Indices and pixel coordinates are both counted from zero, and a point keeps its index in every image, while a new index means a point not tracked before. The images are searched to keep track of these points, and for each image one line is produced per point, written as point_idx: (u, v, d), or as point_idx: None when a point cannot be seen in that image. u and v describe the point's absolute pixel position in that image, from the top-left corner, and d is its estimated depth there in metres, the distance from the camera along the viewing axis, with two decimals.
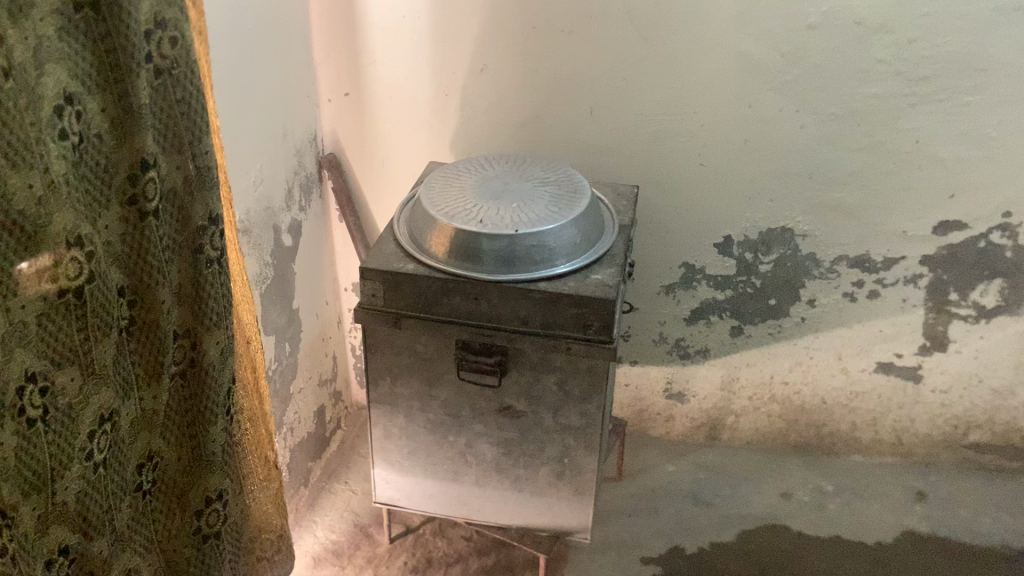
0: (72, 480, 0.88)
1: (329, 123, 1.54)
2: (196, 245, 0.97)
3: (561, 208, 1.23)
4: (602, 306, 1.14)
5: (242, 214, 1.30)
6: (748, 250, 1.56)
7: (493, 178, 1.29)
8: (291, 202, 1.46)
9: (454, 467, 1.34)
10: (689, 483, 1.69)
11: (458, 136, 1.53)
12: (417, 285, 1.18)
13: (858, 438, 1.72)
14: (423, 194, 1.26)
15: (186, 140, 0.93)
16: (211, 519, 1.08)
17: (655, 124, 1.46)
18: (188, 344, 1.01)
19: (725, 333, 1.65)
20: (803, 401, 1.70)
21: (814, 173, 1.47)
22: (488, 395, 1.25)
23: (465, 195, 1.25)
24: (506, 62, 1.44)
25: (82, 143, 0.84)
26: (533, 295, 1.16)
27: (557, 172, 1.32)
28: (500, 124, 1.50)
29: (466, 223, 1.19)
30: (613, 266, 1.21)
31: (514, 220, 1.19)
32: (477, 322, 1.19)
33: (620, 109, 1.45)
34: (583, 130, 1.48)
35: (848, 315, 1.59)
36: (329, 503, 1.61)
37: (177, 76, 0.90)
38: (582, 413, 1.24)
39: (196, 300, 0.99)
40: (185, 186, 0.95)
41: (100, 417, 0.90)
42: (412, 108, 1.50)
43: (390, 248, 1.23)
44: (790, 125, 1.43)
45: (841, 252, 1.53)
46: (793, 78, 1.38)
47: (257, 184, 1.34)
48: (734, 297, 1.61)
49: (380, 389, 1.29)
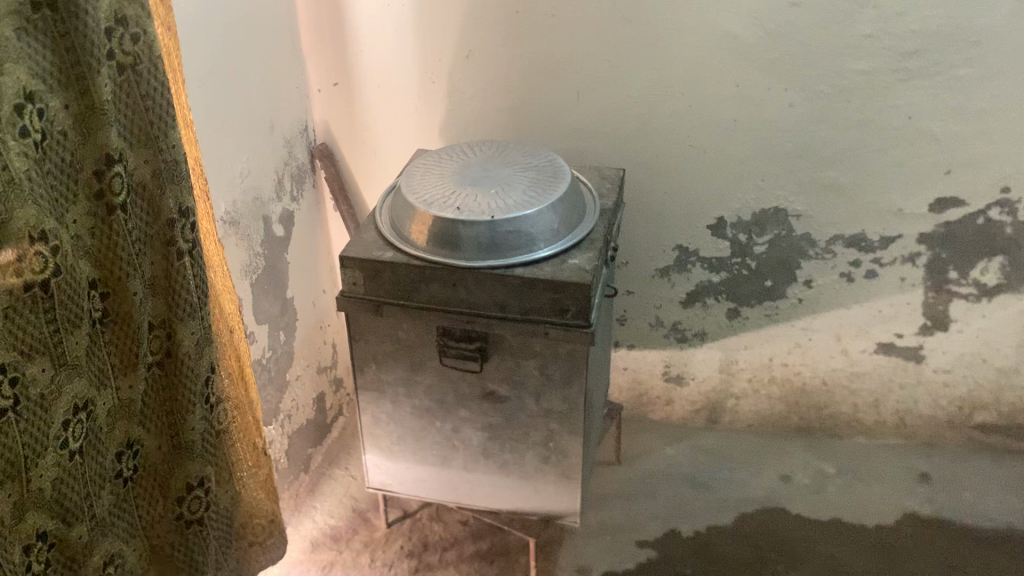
0: (46, 468, 0.90)
1: (320, 113, 1.56)
2: (167, 238, 0.98)
3: (540, 192, 1.23)
4: (578, 291, 1.14)
5: (228, 207, 1.32)
6: (742, 231, 1.54)
7: (474, 164, 1.29)
8: (281, 193, 1.48)
9: (442, 452, 1.35)
10: (688, 466, 1.68)
11: (447, 123, 1.53)
12: (396, 272, 1.19)
13: (860, 419, 1.70)
14: (404, 183, 1.27)
15: (153, 135, 0.94)
16: (194, 507, 1.09)
17: (642, 106, 1.45)
18: (164, 334, 1.03)
19: (721, 316, 1.64)
20: (803, 382, 1.69)
21: (805, 152, 1.45)
22: (471, 380, 1.26)
23: (445, 182, 1.25)
24: (491, 49, 1.44)
25: (46, 139, 0.85)
26: (510, 281, 1.16)
27: (538, 157, 1.32)
28: (488, 110, 1.51)
29: (443, 210, 1.19)
30: (592, 250, 1.21)
31: (491, 206, 1.20)
32: (456, 309, 1.20)
33: (606, 93, 1.45)
34: (571, 114, 1.48)
35: (845, 296, 1.57)
36: (329, 488, 1.64)
37: (141, 71, 0.91)
38: (564, 397, 1.24)
39: (169, 291, 1.01)
40: (154, 180, 0.96)
41: (74, 406, 0.93)
42: (401, 95, 1.51)
43: (372, 236, 1.25)
44: (779, 105, 1.41)
45: (836, 232, 1.51)
46: (780, 57, 1.37)
47: (244, 177, 1.36)
48: (730, 279, 1.59)
49: (366, 375, 1.31)
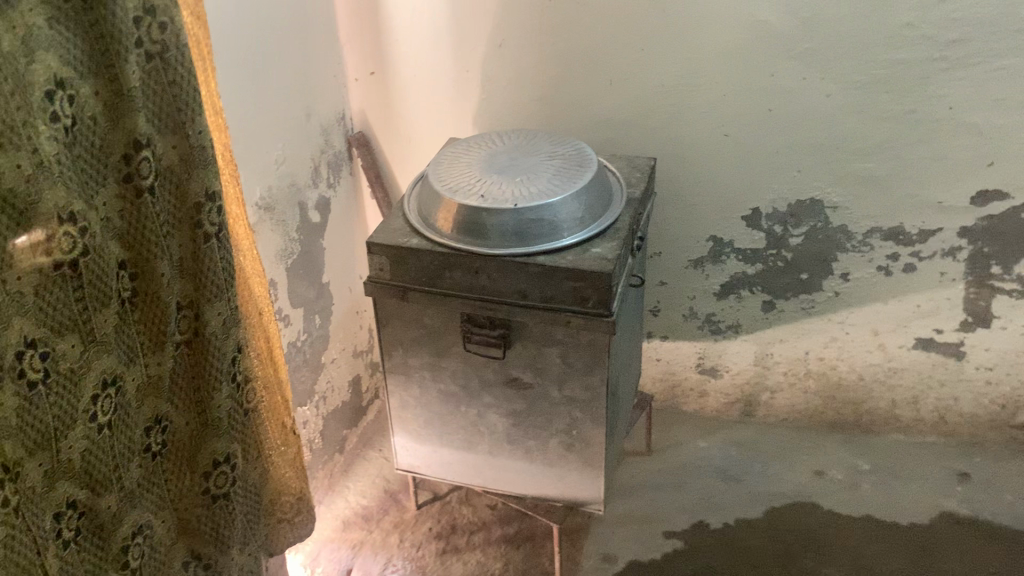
0: (75, 440, 0.94)
1: (357, 102, 1.58)
2: (194, 221, 1.02)
3: (564, 180, 1.23)
4: (598, 280, 1.14)
5: (263, 193, 1.36)
6: (777, 222, 1.52)
7: (501, 152, 1.31)
8: (317, 180, 1.51)
9: (467, 437, 1.37)
10: (720, 458, 1.67)
11: (480, 112, 1.55)
12: (420, 258, 1.21)
13: (898, 416, 1.67)
14: (432, 170, 1.29)
15: (181, 121, 0.97)
16: (220, 481, 1.13)
17: (675, 95, 1.44)
18: (192, 314, 1.06)
19: (757, 309, 1.62)
20: (840, 377, 1.65)
21: (841, 142, 1.42)
22: (495, 367, 1.28)
23: (471, 169, 1.27)
24: (523, 38, 1.45)
25: (76, 125, 0.89)
26: (531, 269, 1.17)
27: (566, 145, 1.32)
28: (521, 99, 1.51)
29: (467, 197, 1.21)
30: (616, 239, 1.21)
31: (514, 194, 1.21)
32: (479, 296, 1.21)
33: (639, 82, 1.44)
34: (602, 103, 1.48)
35: (883, 290, 1.54)
36: (362, 469, 1.67)
37: (168, 59, 0.94)
38: (586, 386, 1.25)
39: (196, 272, 1.04)
40: (182, 165, 1.00)
41: (103, 381, 0.96)
42: (436, 85, 1.53)
43: (399, 223, 1.27)
44: (814, 95, 1.39)
45: (873, 225, 1.48)
46: (815, 46, 1.35)
47: (279, 164, 1.39)
48: (765, 271, 1.58)
49: (393, 359, 1.33)
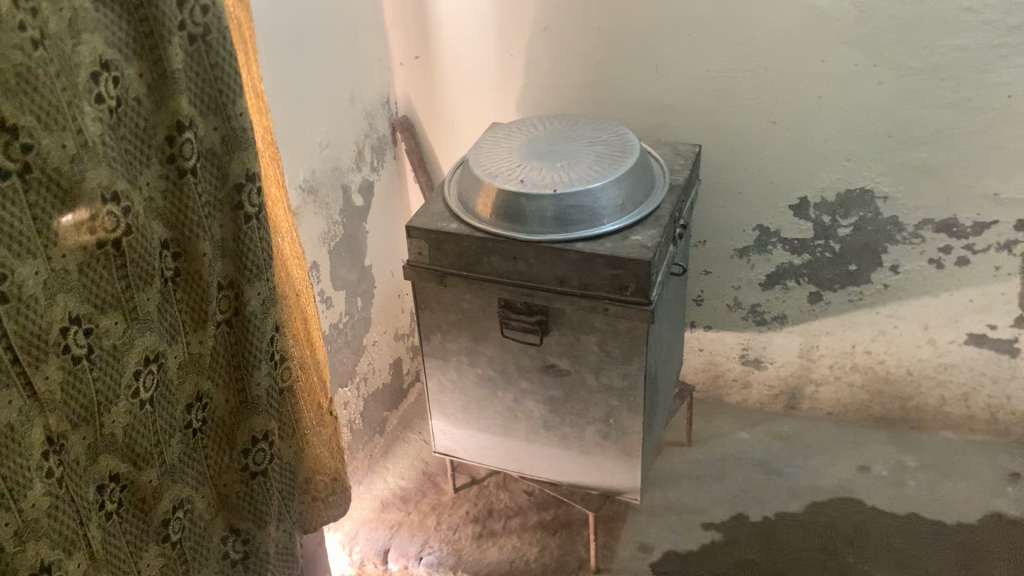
0: (119, 414, 0.97)
1: (402, 86, 1.59)
2: (235, 202, 1.03)
3: (605, 166, 1.22)
4: (637, 267, 1.14)
5: (307, 175, 1.37)
6: (825, 212, 1.49)
7: (543, 137, 1.30)
8: (361, 164, 1.53)
9: (505, 422, 1.37)
10: (762, 451, 1.65)
11: (525, 97, 1.54)
12: (459, 243, 1.21)
13: (947, 413, 1.62)
14: (473, 154, 1.29)
15: (222, 102, 0.98)
16: (258, 458, 1.15)
17: (722, 81, 1.42)
18: (232, 294, 1.08)
19: (803, 300, 1.59)
20: (887, 372, 1.61)
21: (894, 131, 1.39)
22: (532, 353, 1.27)
23: (512, 154, 1.27)
24: (569, 22, 1.44)
25: (121, 106, 0.90)
26: (569, 256, 1.16)
27: (609, 131, 1.31)
28: (566, 84, 1.50)
29: (507, 182, 1.21)
30: (657, 226, 1.20)
31: (555, 179, 1.20)
32: (517, 282, 1.21)
33: (686, 67, 1.42)
34: (648, 88, 1.46)
35: (935, 283, 1.50)
36: (402, 452, 1.69)
37: (211, 42, 0.95)
38: (623, 374, 1.24)
39: (237, 253, 1.05)
40: (223, 147, 1.01)
41: (146, 358, 0.99)
42: (481, 70, 1.53)
43: (439, 208, 1.27)
44: (867, 82, 1.36)
45: (926, 216, 1.44)
46: (868, 32, 1.32)
47: (323, 147, 1.40)
48: (812, 262, 1.54)
49: (432, 343, 1.34)
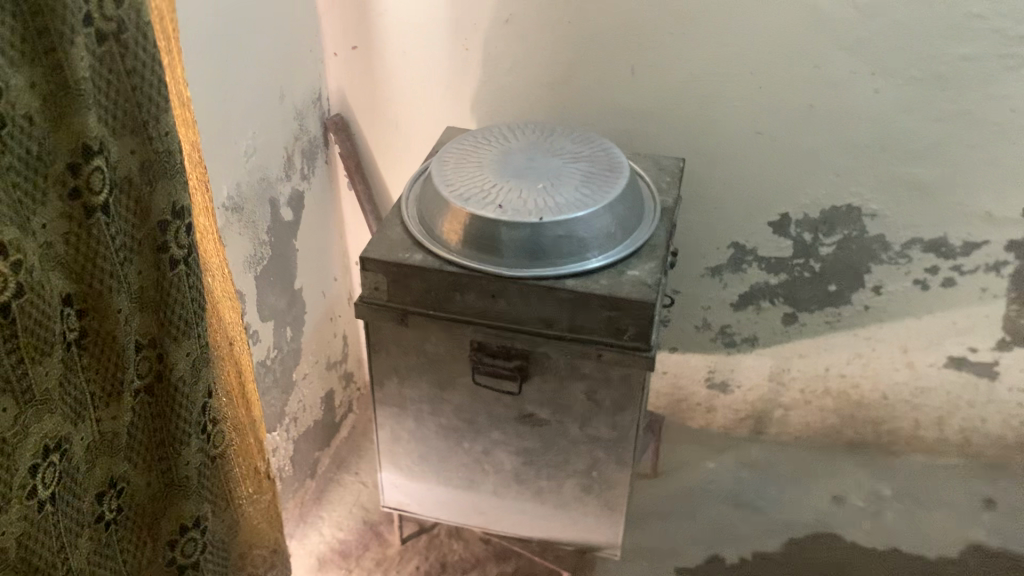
0: (11, 524, 0.74)
1: (335, 81, 1.38)
2: (158, 243, 0.81)
3: (595, 189, 1.06)
4: (640, 310, 0.98)
5: (231, 191, 1.15)
6: (807, 230, 1.37)
7: (517, 153, 1.12)
8: (290, 172, 1.31)
9: (469, 475, 1.20)
10: (731, 482, 1.54)
11: (480, 97, 1.36)
12: (425, 278, 1.03)
13: (920, 436, 1.54)
14: (437, 170, 1.10)
15: (142, 119, 0.76)
16: (187, 549, 0.94)
17: (705, 85, 1.27)
18: (154, 355, 0.86)
19: (777, 322, 1.47)
20: (861, 395, 1.52)
21: (887, 144, 1.28)
22: (507, 402, 1.10)
23: (483, 173, 1.08)
24: (534, 14, 1.26)
25: (6, 126, 0.67)
26: (559, 295, 1.00)
27: (591, 146, 1.14)
28: (527, 84, 1.33)
29: (483, 207, 1.03)
30: (654, 259, 1.04)
31: (539, 205, 1.03)
32: (494, 323, 1.04)
33: (666, 69, 1.27)
34: (621, 91, 1.30)
35: (918, 305, 1.41)
36: (338, 496, 1.49)
37: (126, 42, 0.73)
38: (613, 425, 1.08)
39: (160, 305, 0.83)
40: (142, 174, 0.79)
41: (45, 447, 0.76)
42: (430, 65, 1.34)
43: (397, 233, 1.08)
44: (862, 90, 1.24)
45: (914, 235, 1.34)
46: (867, 36, 1.19)
47: (249, 155, 1.18)
48: (789, 282, 1.43)
49: (386, 389, 1.15)
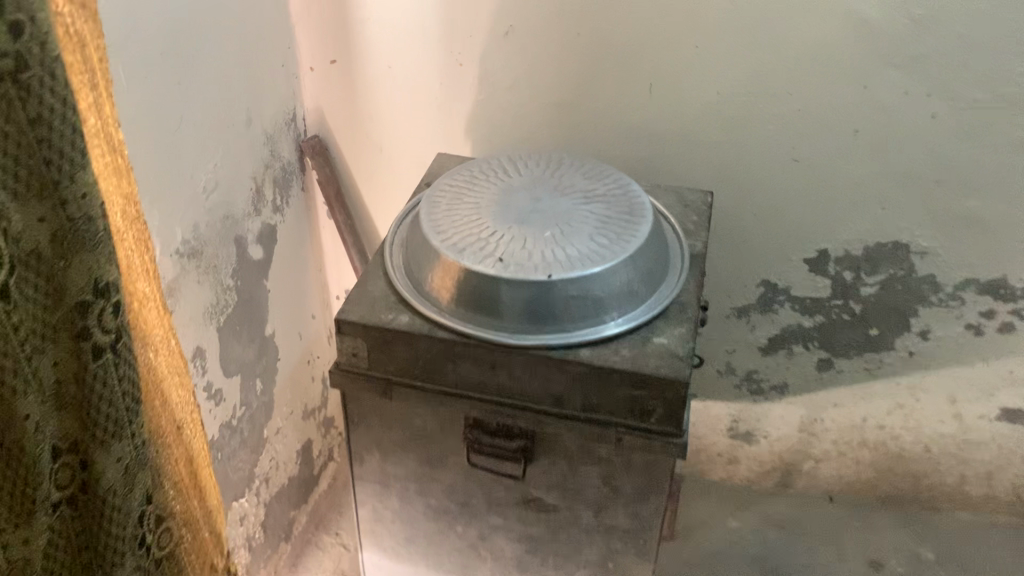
0: None
1: (313, 97, 1.22)
2: (77, 329, 0.64)
3: (613, 238, 0.89)
4: (669, 388, 0.82)
5: (187, 234, 0.98)
6: (847, 268, 1.21)
7: (520, 193, 0.95)
8: (259, 205, 1.14)
9: (465, 560, 1.05)
10: (756, 544, 1.39)
11: (477, 117, 1.19)
12: (412, 345, 0.87)
13: (966, 493, 1.39)
14: (426, 213, 0.93)
15: (51, 179, 0.60)
16: None
17: (735, 107, 1.11)
18: (76, 462, 0.69)
19: (810, 368, 1.31)
20: (901, 448, 1.37)
21: (943, 175, 1.11)
22: (508, 485, 0.94)
23: (481, 218, 0.92)
24: (539, 26, 1.09)
25: None
26: (572, 369, 0.84)
27: (607, 183, 0.97)
28: (531, 104, 1.16)
29: (481, 260, 0.86)
30: (683, 322, 0.88)
31: (547, 259, 0.86)
32: (494, 399, 0.88)
33: (690, 88, 1.10)
34: (638, 113, 1.14)
35: (969, 353, 1.25)
36: (315, 562, 1.35)
37: (25, 81, 0.56)
38: (633, 514, 0.92)
39: (83, 404, 0.67)
40: (55, 245, 0.62)
41: None
42: (420, 80, 1.17)
43: (379, 288, 0.91)
44: (917, 114, 1.07)
45: (970, 276, 1.18)
46: (924, 53, 1.02)
47: (208, 190, 1.02)
48: (825, 325, 1.27)
49: (369, 465, 0.99)
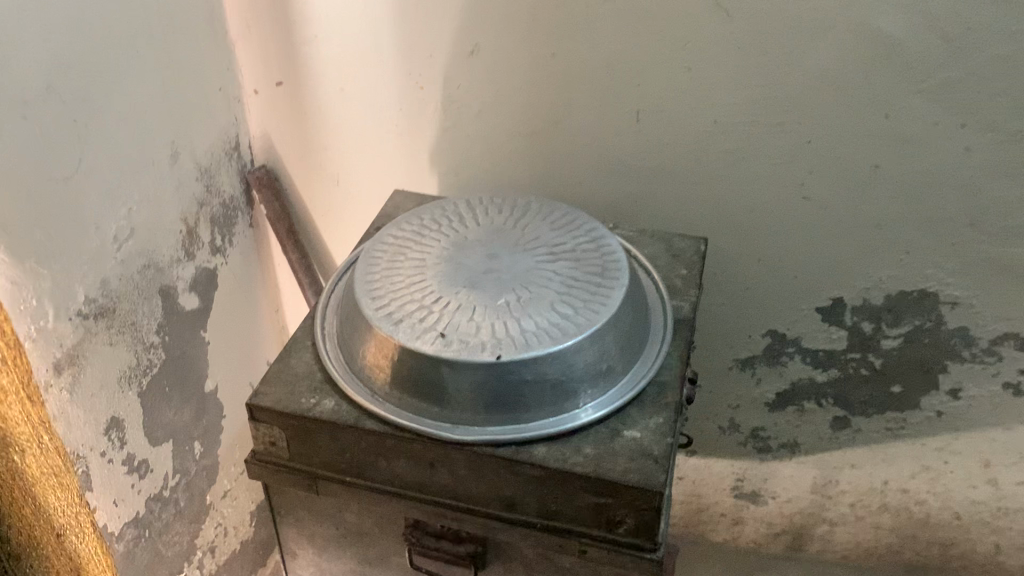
0: None
1: (260, 124, 1.08)
2: None
3: (579, 307, 0.74)
4: (639, 499, 0.67)
5: (94, 291, 0.85)
6: (866, 318, 1.06)
7: (474, 247, 0.81)
8: (193, 248, 1.01)
9: None
10: None
11: (442, 146, 1.05)
12: (337, 437, 0.73)
13: (1001, 563, 1.23)
14: (362, 274, 0.79)
15: None
16: None
17: (735, 138, 0.96)
18: None
19: (823, 426, 1.16)
20: (926, 513, 1.21)
21: (979, 216, 0.95)
22: None
23: (425, 280, 0.78)
24: (508, 46, 0.95)
25: None
26: (524, 472, 0.70)
27: (578, 233, 0.82)
28: (501, 133, 1.02)
29: (418, 336, 0.72)
30: (662, 410, 0.73)
31: (498, 334, 0.72)
32: (435, 500, 0.74)
33: (683, 117, 0.95)
34: (624, 145, 0.99)
35: (1006, 413, 1.09)
36: None
37: None
38: None
39: None
40: None
41: None
42: (375, 106, 1.03)
43: (305, 363, 0.78)
44: (948, 147, 0.91)
45: (1008, 329, 1.02)
46: (956, 78, 0.87)
47: (121, 240, 0.88)
48: (840, 380, 1.12)
49: (304, 559, 0.86)
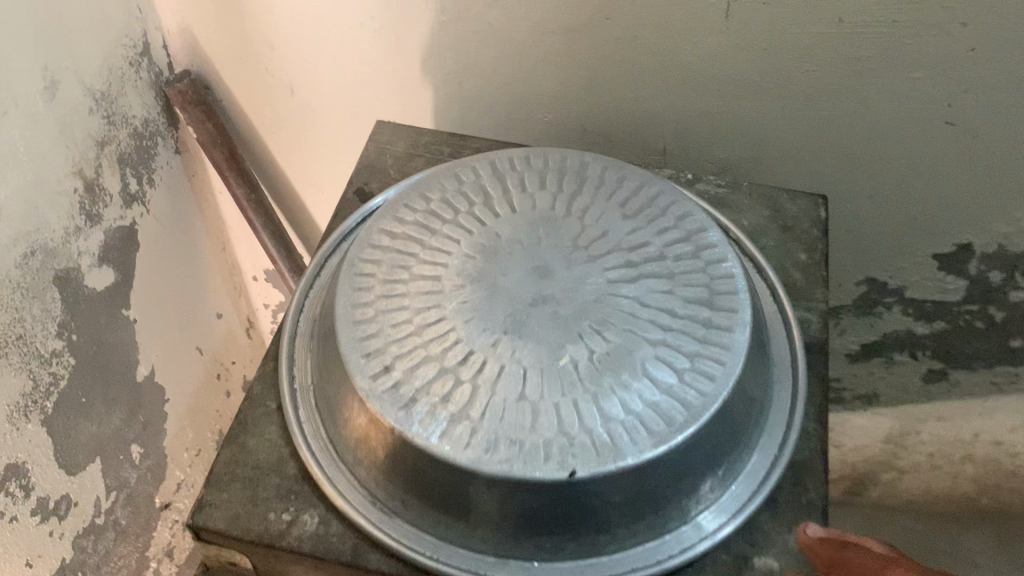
0: None
1: (176, 15, 0.76)
2: None
3: (687, 372, 0.49)
4: None
5: None
6: (996, 267, 0.82)
7: (511, 255, 0.54)
8: (97, 208, 0.72)
9: None
10: None
11: (438, 48, 0.74)
12: (330, 570, 0.51)
13: None
14: (346, 307, 0.52)
15: None
16: None
17: (866, 44, 0.66)
18: None
19: (912, 378, 0.95)
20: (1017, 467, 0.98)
21: None
22: None
23: (442, 319, 0.51)
24: None
25: None
26: None
27: (664, 227, 0.56)
28: (525, 32, 0.71)
29: (444, 432, 0.46)
30: (801, 519, 0.51)
31: (567, 427, 0.46)
32: None
33: (795, 13, 0.65)
34: (704, 50, 0.69)
35: None
36: None
37: None
38: None
39: None
40: None
41: None
42: None
43: (270, 442, 0.53)
44: None
45: None
46: None
47: None
48: (945, 332, 0.90)
49: None
